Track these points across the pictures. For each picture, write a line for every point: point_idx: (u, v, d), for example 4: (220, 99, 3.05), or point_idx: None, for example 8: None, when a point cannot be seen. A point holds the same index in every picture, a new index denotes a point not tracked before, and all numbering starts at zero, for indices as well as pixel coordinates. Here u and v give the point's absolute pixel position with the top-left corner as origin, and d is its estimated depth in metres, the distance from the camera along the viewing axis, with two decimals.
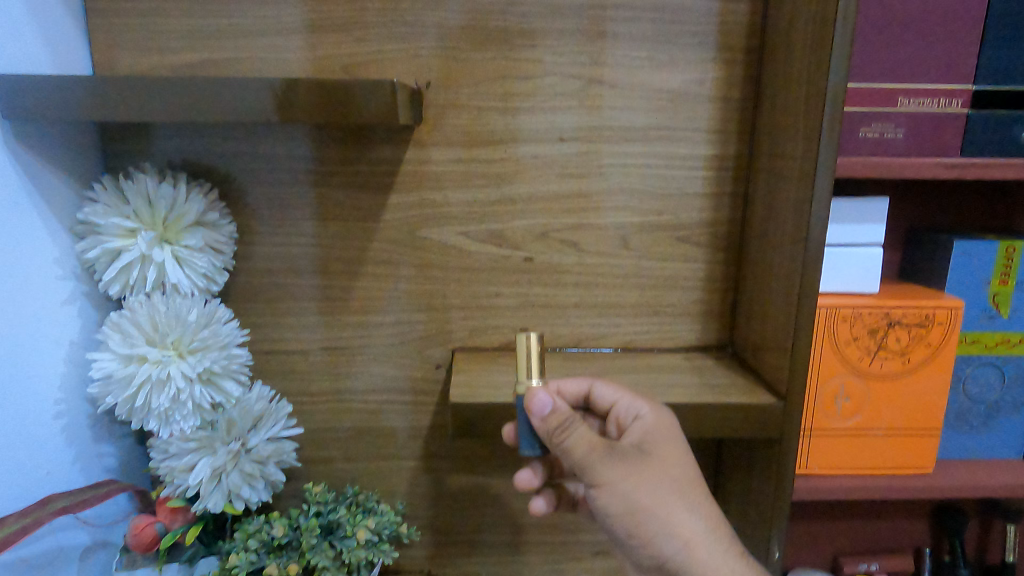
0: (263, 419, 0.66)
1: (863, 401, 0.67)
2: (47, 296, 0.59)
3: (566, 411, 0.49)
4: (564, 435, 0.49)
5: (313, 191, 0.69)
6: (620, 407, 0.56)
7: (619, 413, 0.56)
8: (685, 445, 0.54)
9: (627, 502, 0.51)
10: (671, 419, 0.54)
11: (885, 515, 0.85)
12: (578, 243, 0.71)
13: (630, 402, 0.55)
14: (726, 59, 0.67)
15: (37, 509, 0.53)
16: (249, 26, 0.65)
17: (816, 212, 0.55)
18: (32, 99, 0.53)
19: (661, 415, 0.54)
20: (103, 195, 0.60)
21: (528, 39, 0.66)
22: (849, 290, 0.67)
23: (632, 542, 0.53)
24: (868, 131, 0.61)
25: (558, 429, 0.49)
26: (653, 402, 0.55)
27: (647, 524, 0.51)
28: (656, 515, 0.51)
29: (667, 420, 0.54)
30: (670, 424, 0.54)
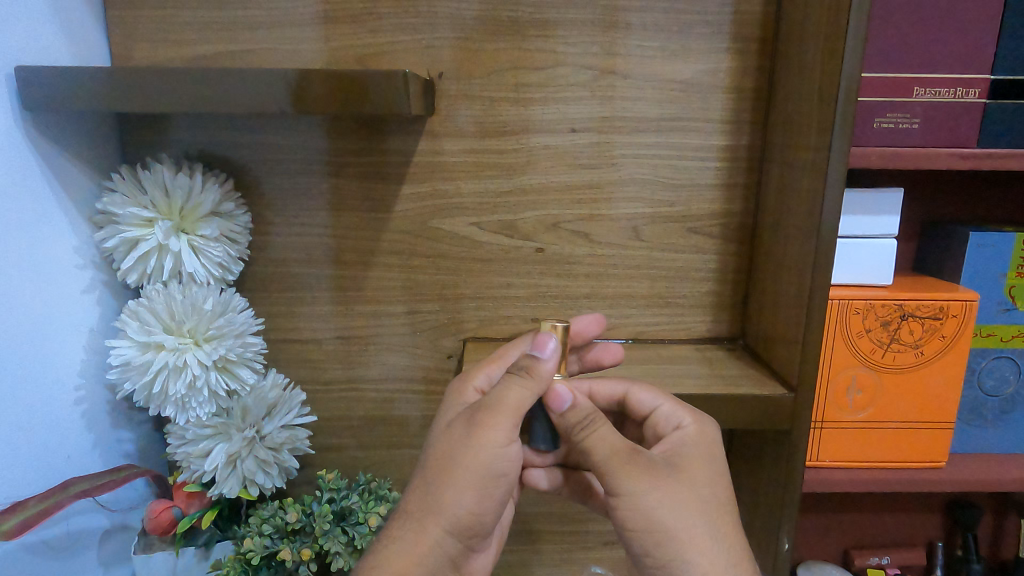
0: (277, 406, 0.67)
1: (875, 393, 0.67)
2: (67, 284, 0.60)
3: (588, 409, 0.49)
4: (584, 432, 0.48)
5: (326, 182, 0.70)
6: (660, 411, 0.56)
7: (657, 419, 0.56)
8: (720, 466, 0.51)
9: (649, 519, 0.48)
10: (711, 435, 0.54)
11: (897, 509, 0.85)
12: (589, 234, 0.72)
13: (670, 409, 0.55)
14: (739, 49, 0.67)
15: (57, 492, 0.55)
16: (263, 18, 0.66)
17: (829, 204, 0.55)
18: (51, 91, 0.54)
19: (699, 429, 0.54)
20: (121, 185, 0.61)
21: (540, 29, 0.66)
22: (861, 282, 0.66)
23: (648, 562, 0.49)
24: (883, 121, 0.61)
25: (580, 424, 0.49)
26: (693, 416, 0.54)
27: (666, 545, 0.48)
28: (676, 537, 0.47)
29: (708, 436, 0.53)
30: (711, 439, 0.53)
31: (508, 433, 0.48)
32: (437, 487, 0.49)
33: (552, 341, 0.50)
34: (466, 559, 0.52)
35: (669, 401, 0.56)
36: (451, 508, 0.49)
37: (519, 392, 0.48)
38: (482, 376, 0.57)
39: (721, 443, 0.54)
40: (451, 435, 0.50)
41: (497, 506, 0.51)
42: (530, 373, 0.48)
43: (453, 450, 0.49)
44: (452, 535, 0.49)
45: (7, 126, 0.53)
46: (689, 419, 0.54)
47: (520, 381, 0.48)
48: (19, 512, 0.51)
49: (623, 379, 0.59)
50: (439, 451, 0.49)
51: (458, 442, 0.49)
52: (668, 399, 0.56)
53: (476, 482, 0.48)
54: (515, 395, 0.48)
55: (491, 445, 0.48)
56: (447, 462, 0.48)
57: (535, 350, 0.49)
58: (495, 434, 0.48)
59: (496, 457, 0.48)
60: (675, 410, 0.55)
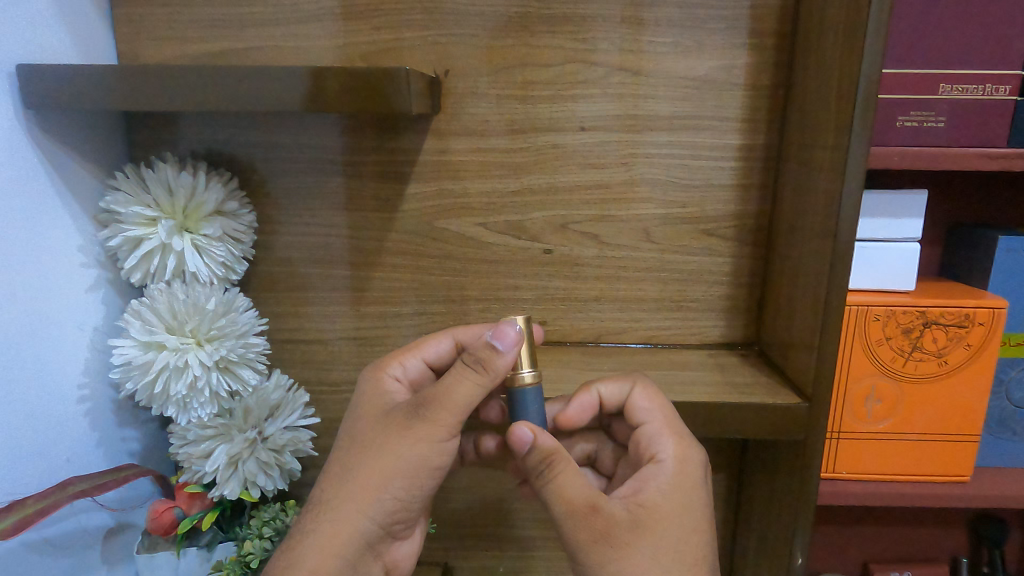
0: (281, 408, 0.67)
1: (895, 403, 0.64)
2: (71, 283, 0.60)
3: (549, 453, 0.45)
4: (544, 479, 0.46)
5: (332, 181, 0.69)
6: (646, 428, 0.52)
7: (643, 435, 0.52)
8: (693, 522, 0.47)
9: None
10: (693, 474, 0.49)
11: (919, 523, 0.82)
12: (599, 235, 0.70)
13: (655, 430, 0.52)
14: (756, 45, 0.64)
15: (56, 491, 0.54)
16: (270, 16, 0.65)
17: (847, 206, 0.53)
18: (53, 89, 0.54)
19: (679, 465, 0.49)
20: (123, 183, 0.60)
21: (549, 25, 0.64)
22: (881, 287, 0.64)
23: None
24: (907, 120, 0.58)
25: (541, 470, 0.46)
26: (676, 448, 0.50)
27: None
28: None
29: (687, 474, 0.49)
30: (691, 479, 0.49)
31: (450, 428, 0.48)
32: (365, 474, 0.48)
33: (515, 329, 0.46)
34: (386, 547, 0.52)
35: (658, 420, 0.52)
36: (377, 497, 0.48)
37: (471, 389, 0.47)
38: (396, 365, 0.55)
39: (703, 485, 0.49)
40: (391, 425, 0.48)
41: (424, 497, 0.50)
42: (485, 367, 0.46)
43: (389, 439, 0.48)
44: (375, 522, 0.49)
45: (9, 124, 0.53)
46: (670, 449, 0.50)
47: (472, 377, 0.46)
48: (17, 511, 0.51)
49: (629, 377, 0.56)
50: (375, 438, 0.49)
51: (394, 431, 0.48)
52: (659, 419, 0.52)
53: (408, 472, 0.48)
54: (465, 392, 0.47)
55: (431, 439, 0.47)
56: (381, 450, 0.48)
57: (498, 343, 0.46)
58: (436, 429, 0.47)
59: (430, 452, 0.48)
60: (661, 433, 0.51)
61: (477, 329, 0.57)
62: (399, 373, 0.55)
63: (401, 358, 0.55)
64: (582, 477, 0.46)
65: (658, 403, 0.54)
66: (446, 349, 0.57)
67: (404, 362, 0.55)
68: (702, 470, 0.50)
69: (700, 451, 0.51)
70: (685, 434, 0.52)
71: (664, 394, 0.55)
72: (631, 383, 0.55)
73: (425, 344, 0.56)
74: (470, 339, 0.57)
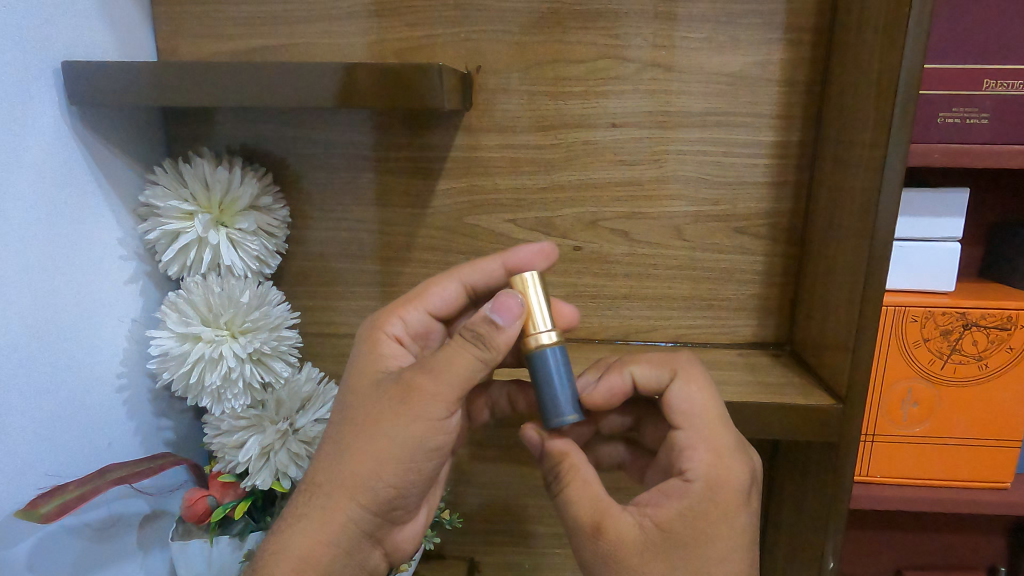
0: (312, 400, 0.68)
1: (932, 407, 0.63)
2: (111, 275, 0.61)
3: (555, 455, 0.47)
4: (555, 483, 0.47)
5: (363, 176, 0.69)
6: (681, 435, 0.48)
7: (677, 441, 0.48)
8: (722, 553, 0.43)
9: None
10: (724, 497, 0.45)
11: (956, 529, 0.80)
12: (630, 232, 0.69)
13: (688, 441, 0.47)
14: (792, 40, 0.63)
15: (95, 478, 0.56)
16: (304, 13, 0.66)
17: (885, 204, 0.52)
18: (95, 86, 0.55)
19: (706, 489, 0.45)
20: (162, 177, 0.62)
21: (581, 21, 0.64)
22: (919, 288, 0.62)
23: None
24: (948, 116, 0.57)
25: (553, 475, 0.48)
26: (708, 467, 0.45)
27: None
28: None
29: (716, 499, 0.45)
30: (720, 505, 0.44)
31: (448, 405, 0.46)
32: (356, 459, 0.46)
33: (516, 300, 0.45)
34: (387, 532, 0.50)
35: (693, 428, 0.48)
36: (371, 483, 0.46)
37: (473, 362, 0.45)
38: (394, 321, 0.53)
39: (736, 508, 0.45)
40: (383, 403, 0.46)
41: (423, 481, 0.48)
42: (487, 344, 0.45)
43: (381, 420, 0.46)
44: (368, 510, 0.47)
45: (53, 120, 0.54)
46: (702, 464, 0.46)
47: (471, 350, 0.45)
48: (57, 496, 0.52)
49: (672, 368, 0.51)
50: (366, 416, 0.46)
51: (386, 410, 0.46)
52: (695, 427, 0.48)
53: (402, 455, 0.46)
54: (466, 365, 0.45)
55: (426, 419, 0.46)
56: (371, 430, 0.46)
57: (497, 316, 0.44)
58: (432, 407, 0.46)
59: (426, 430, 0.46)
60: (694, 444, 0.47)
61: (483, 267, 0.54)
62: (400, 327, 0.54)
63: (397, 314, 0.54)
64: (593, 486, 0.46)
65: (697, 405, 0.49)
66: (453, 292, 0.55)
67: (407, 315, 0.54)
68: (739, 491, 0.45)
69: (741, 469, 0.46)
70: (723, 448, 0.47)
71: (708, 393, 0.49)
72: (673, 374, 0.51)
73: (426, 293, 0.55)
74: (480, 278, 0.55)
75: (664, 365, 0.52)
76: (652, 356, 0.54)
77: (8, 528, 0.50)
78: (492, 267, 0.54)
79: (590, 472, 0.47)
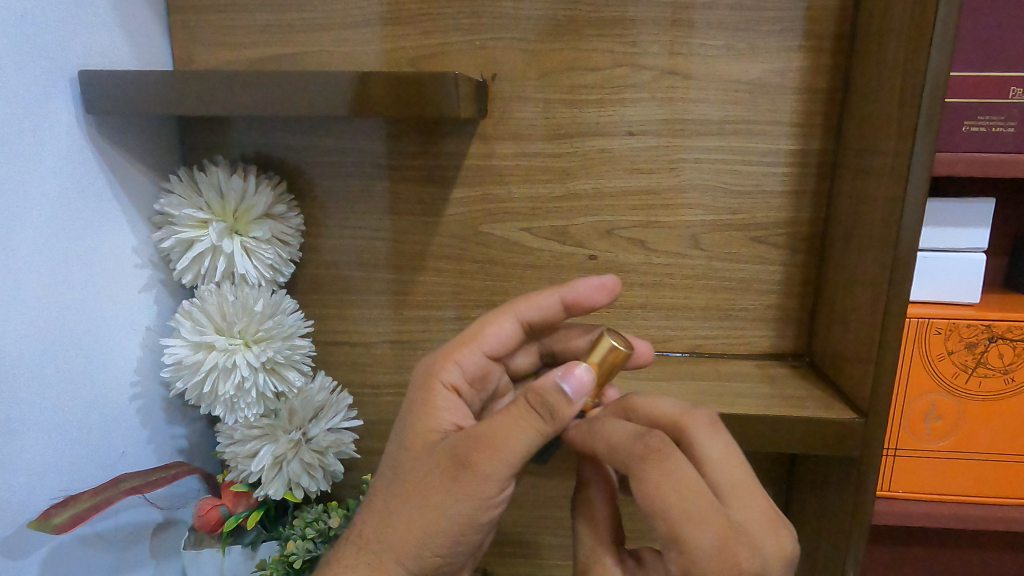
0: (324, 410, 0.67)
1: (956, 421, 0.62)
2: (126, 283, 0.61)
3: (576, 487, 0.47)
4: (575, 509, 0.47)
5: (378, 184, 0.69)
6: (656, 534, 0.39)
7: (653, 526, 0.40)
8: None
9: None
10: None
11: (978, 546, 0.78)
12: (646, 242, 0.68)
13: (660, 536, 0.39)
14: (811, 47, 0.62)
15: (109, 487, 0.56)
16: (320, 21, 0.66)
17: (909, 214, 0.50)
18: (112, 95, 0.55)
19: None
20: (177, 186, 0.62)
21: (597, 29, 0.64)
22: (942, 299, 0.61)
23: None
24: (974, 125, 0.55)
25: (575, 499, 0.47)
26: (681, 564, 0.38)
27: None
28: None
29: None
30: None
31: (501, 481, 0.43)
32: (405, 527, 0.44)
33: (585, 372, 0.43)
34: None
35: (663, 525, 0.38)
36: (416, 551, 0.44)
37: (533, 436, 0.43)
38: (449, 369, 0.52)
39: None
40: (433, 475, 0.44)
41: (470, 550, 0.47)
42: (552, 413, 0.43)
43: (433, 493, 0.44)
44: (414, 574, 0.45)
45: (69, 129, 0.54)
46: (677, 563, 0.38)
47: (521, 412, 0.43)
48: (72, 506, 0.52)
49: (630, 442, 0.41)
50: (416, 489, 0.45)
51: (439, 482, 0.44)
52: (661, 523, 0.38)
53: (452, 529, 0.44)
54: (523, 439, 0.43)
55: (478, 495, 0.43)
56: (421, 502, 0.44)
57: (567, 386, 0.42)
58: (485, 484, 0.43)
59: (478, 506, 0.44)
60: (668, 544, 0.39)
61: (538, 303, 0.54)
62: (455, 373, 0.52)
63: (450, 360, 0.52)
64: (602, 527, 0.45)
65: (663, 499, 0.38)
66: (509, 329, 0.54)
67: (462, 358, 0.52)
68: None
69: (724, 574, 0.37)
70: (703, 551, 0.37)
71: (667, 490, 0.38)
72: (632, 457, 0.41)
73: (482, 336, 0.53)
74: (535, 312, 0.54)
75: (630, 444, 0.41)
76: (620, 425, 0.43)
77: (22, 538, 0.50)
78: (550, 305, 0.54)
79: (606, 511, 0.46)
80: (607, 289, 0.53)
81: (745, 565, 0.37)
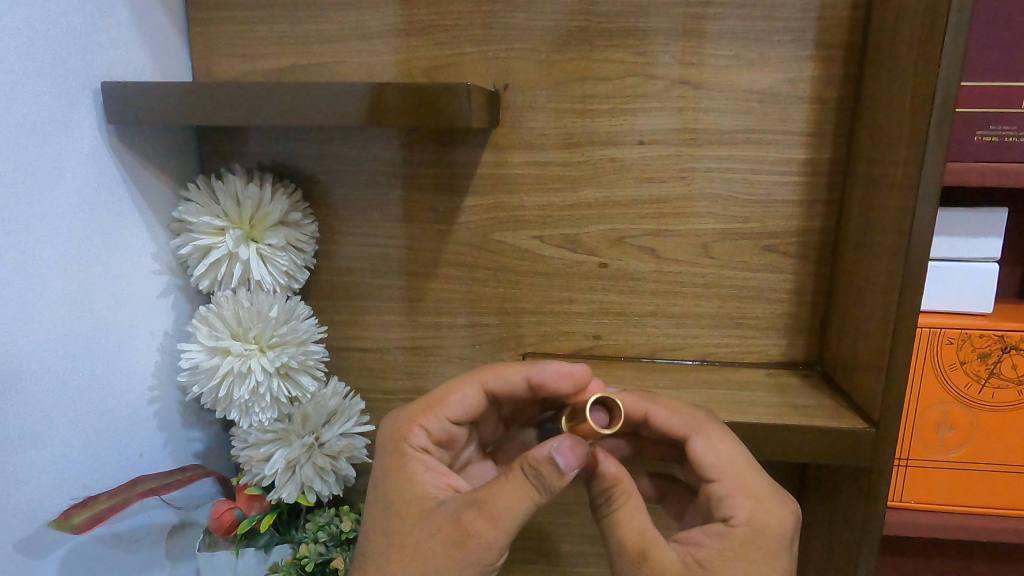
0: (337, 415, 0.68)
1: (969, 431, 0.62)
2: (144, 289, 0.62)
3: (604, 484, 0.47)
4: (604, 507, 0.47)
5: (392, 193, 0.70)
6: (717, 487, 0.49)
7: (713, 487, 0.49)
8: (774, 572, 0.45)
9: None
10: (771, 541, 0.46)
11: (992, 557, 0.77)
12: (657, 250, 0.69)
13: (726, 490, 0.48)
14: (824, 57, 0.62)
15: (126, 489, 0.57)
16: (335, 32, 0.67)
17: (920, 223, 0.50)
18: (135, 103, 0.56)
19: (750, 534, 0.46)
20: (195, 194, 0.63)
21: (609, 39, 0.64)
22: (955, 308, 0.61)
23: None
24: (986, 135, 0.56)
25: (603, 496, 0.47)
26: (752, 510, 0.47)
27: None
28: None
29: (762, 542, 0.45)
30: (767, 551, 0.45)
31: (498, 546, 0.44)
32: None
33: (582, 450, 0.45)
34: None
35: (729, 478, 0.49)
36: None
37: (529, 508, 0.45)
38: (416, 434, 0.53)
39: (781, 553, 0.45)
40: (435, 541, 0.45)
41: None
42: (543, 483, 0.44)
43: (433, 558, 0.44)
44: None
45: (91, 138, 0.56)
46: (744, 509, 0.47)
47: (519, 481, 0.45)
48: (91, 507, 0.53)
49: (686, 418, 0.52)
50: (416, 552, 0.45)
51: (440, 548, 0.44)
52: (728, 476, 0.49)
53: None
54: (523, 509, 0.44)
55: (476, 560, 0.44)
56: (422, 567, 0.44)
57: (561, 459, 0.44)
58: (485, 551, 0.44)
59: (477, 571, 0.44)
60: (732, 492, 0.48)
61: (506, 374, 0.55)
62: (422, 438, 0.53)
63: (418, 426, 0.53)
64: (642, 515, 0.46)
65: (726, 456, 0.50)
66: (473, 396, 0.55)
67: (428, 423, 0.54)
68: (786, 537, 0.46)
69: (784, 512, 0.47)
70: (766, 494, 0.47)
71: (733, 443, 0.50)
72: (692, 426, 0.51)
73: (448, 402, 0.55)
74: (499, 383, 0.55)
75: (685, 418, 0.52)
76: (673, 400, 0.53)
77: (43, 537, 0.51)
78: (518, 378, 0.55)
79: (640, 500, 0.47)
80: (572, 375, 0.53)
81: (796, 510, 0.48)
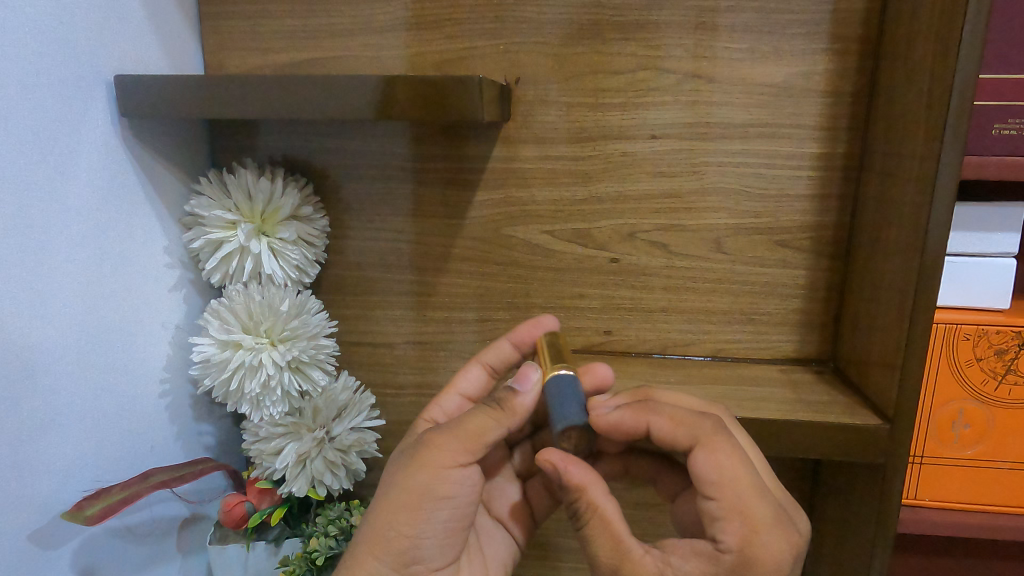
0: (347, 409, 0.68)
1: (985, 429, 0.62)
2: (156, 282, 0.63)
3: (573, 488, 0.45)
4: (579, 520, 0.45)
5: (402, 187, 0.70)
6: (712, 507, 0.43)
7: (706, 504, 0.44)
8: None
9: None
10: (762, 573, 0.41)
11: (1007, 558, 0.77)
12: (668, 244, 0.68)
13: (719, 512, 0.43)
14: (838, 50, 0.62)
15: (138, 482, 0.57)
16: (347, 26, 0.67)
17: (936, 219, 0.50)
18: (147, 98, 0.57)
19: (736, 563, 0.41)
20: (207, 188, 0.64)
21: (622, 32, 0.64)
22: (971, 304, 0.61)
23: None
24: (1003, 128, 0.55)
25: (574, 509, 0.45)
26: (742, 539, 0.42)
27: None
28: None
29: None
30: None
31: (455, 455, 0.46)
32: (376, 509, 0.47)
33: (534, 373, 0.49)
34: None
35: (726, 500, 0.43)
36: (383, 534, 0.46)
37: (484, 421, 0.47)
38: (435, 410, 0.58)
39: None
40: (399, 460, 0.48)
41: (439, 529, 0.48)
42: (501, 405, 0.48)
43: (397, 473, 0.47)
44: (385, 561, 0.46)
45: (104, 132, 0.56)
46: (736, 536, 0.42)
47: (489, 412, 0.48)
48: (103, 499, 0.53)
49: (692, 429, 0.46)
50: (386, 476, 0.48)
51: (402, 462, 0.48)
52: (726, 498, 0.43)
53: (412, 504, 0.46)
54: (477, 422, 0.47)
55: (433, 465, 0.46)
56: (389, 483, 0.47)
57: (515, 383, 0.48)
58: (441, 455, 0.46)
59: (436, 477, 0.46)
60: (728, 516, 0.43)
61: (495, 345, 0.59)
62: (440, 413, 0.58)
63: (438, 403, 0.59)
64: (616, 526, 0.44)
65: (726, 477, 0.43)
66: (482, 378, 0.59)
67: (445, 402, 0.59)
68: (779, 571, 0.41)
69: (781, 546, 0.42)
70: (764, 523, 0.42)
71: (738, 463, 0.43)
72: (696, 437, 0.45)
73: (457, 380, 0.59)
74: (495, 360, 0.59)
75: (691, 425, 0.46)
76: (683, 408, 0.48)
77: (54, 528, 0.51)
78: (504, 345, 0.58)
79: (612, 509, 0.44)
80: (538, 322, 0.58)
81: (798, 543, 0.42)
